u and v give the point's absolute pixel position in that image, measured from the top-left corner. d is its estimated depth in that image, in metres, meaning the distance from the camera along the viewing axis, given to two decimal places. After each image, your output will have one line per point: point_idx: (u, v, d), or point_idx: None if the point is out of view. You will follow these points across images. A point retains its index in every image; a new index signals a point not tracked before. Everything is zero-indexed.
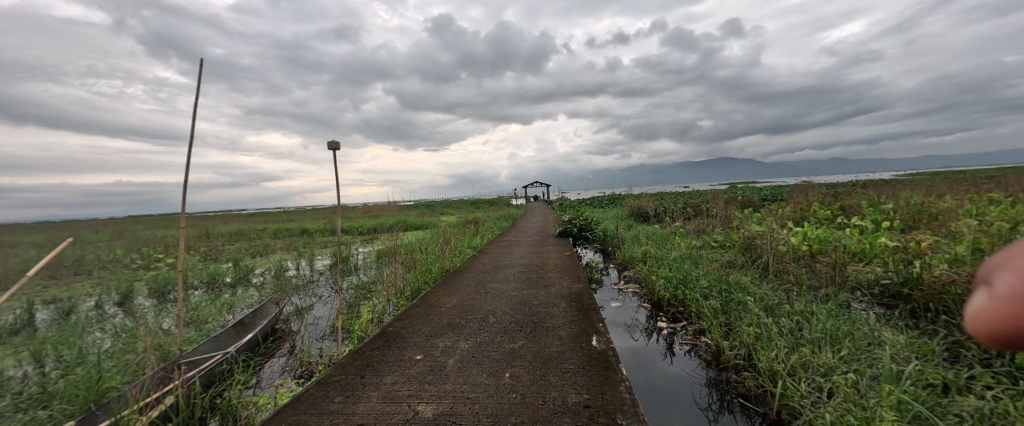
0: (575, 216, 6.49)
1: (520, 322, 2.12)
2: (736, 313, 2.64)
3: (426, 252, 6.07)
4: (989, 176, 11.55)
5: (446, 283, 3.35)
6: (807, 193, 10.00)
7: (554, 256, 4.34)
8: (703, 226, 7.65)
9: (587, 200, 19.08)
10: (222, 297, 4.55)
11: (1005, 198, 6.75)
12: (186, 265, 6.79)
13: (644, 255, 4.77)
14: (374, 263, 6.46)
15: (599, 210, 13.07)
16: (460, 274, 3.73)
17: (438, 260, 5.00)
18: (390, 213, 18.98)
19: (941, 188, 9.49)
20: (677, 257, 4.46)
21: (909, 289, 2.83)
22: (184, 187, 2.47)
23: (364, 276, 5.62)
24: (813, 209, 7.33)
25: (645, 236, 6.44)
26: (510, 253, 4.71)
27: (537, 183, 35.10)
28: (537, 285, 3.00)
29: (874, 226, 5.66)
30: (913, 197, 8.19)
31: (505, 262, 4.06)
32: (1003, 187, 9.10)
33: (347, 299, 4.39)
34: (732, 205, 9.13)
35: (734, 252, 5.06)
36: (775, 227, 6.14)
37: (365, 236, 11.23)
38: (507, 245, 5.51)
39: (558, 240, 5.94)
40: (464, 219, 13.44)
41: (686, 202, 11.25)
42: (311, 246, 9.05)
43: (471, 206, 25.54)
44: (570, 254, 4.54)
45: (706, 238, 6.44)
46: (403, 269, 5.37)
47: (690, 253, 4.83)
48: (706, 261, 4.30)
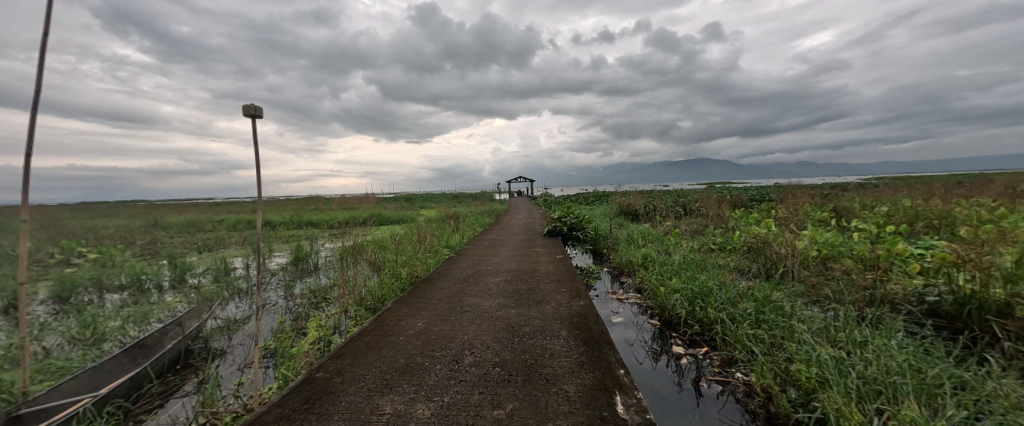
0: (565, 214, 5.92)
1: (508, 368, 1.50)
2: (777, 340, 2.11)
3: (398, 251, 5.35)
4: (961, 182, 11.80)
5: (413, 296, 2.67)
6: (795, 194, 9.84)
7: (544, 260, 3.74)
8: (697, 227, 7.27)
9: (572, 198, 18.71)
10: (138, 305, 3.70)
11: (995, 204, 6.67)
12: (111, 261, 5.77)
13: (644, 259, 4.24)
14: (337, 262, 5.68)
15: (586, 207, 12.64)
16: (432, 282, 3.06)
17: (409, 262, 4.30)
18: (365, 206, 17.95)
19: (924, 192, 9.51)
20: (682, 262, 3.96)
21: (968, 310, 2.41)
22: (25, 161, 1.69)
23: (322, 279, 4.85)
24: (807, 210, 7.08)
25: (639, 236, 5.96)
26: (494, 255, 4.06)
27: (521, 178, 34.62)
28: (528, 300, 2.39)
29: (878, 229, 5.38)
30: (902, 201, 8.08)
31: (487, 268, 3.41)
32: (981, 192, 9.20)
33: (295, 308, 3.65)
34: (723, 205, 8.80)
35: (740, 257, 4.61)
36: (777, 230, 5.75)
37: (334, 230, 10.31)
38: (490, 245, 4.86)
39: (547, 240, 5.34)
40: (444, 214, 12.68)
41: (675, 200, 10.94)
42: (270, 241, 8.12)
43: (452, 200, 24.76)
44: (562, 257, 3.96)
45: (704, 239, 6.02)
46: (369, 271, 4.65)
47: (696, 257, 4.33)
48: (717, 268, 3.80)
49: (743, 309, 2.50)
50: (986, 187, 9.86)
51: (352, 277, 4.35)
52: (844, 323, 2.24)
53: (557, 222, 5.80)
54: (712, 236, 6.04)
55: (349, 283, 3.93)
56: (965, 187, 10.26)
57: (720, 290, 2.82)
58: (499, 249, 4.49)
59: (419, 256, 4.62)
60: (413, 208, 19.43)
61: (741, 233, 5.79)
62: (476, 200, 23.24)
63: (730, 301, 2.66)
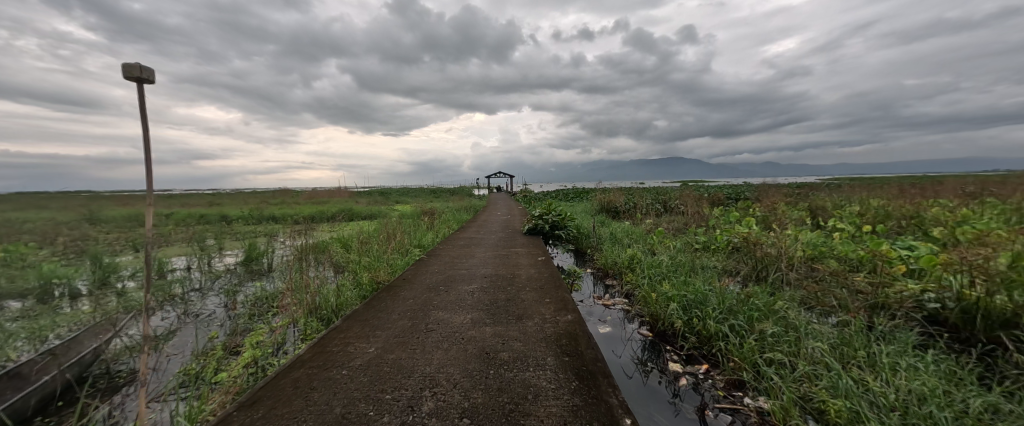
0: (546, 211, 5.59)
1: (479, 419, 1.14)
2: (789, 360, 1.86)
3: (364, 250, 4.87)
4: (918, 182, 12.38)
5: (371, 308, 2.25)
6: (770, 192, 9.98)
7: (525, 263, 3.38)
8: (678, 225, 7.16)
9: (551, 194, 18.51)
10: (36, 317, 3.07)
11: (955, 205, 6.93)
12: (21, 261, 4.94)
13: (631, 261, 3.99)
14: (295, 263, 5.10)
15: (566, 204, 12.42)
16: (396, 290, 2.63)
17: (375, 265, 3.83)
18: (336, 200, 17.04)
19: (889, 192, 9.83)
20: (671, 265, 3.72)
21: (973, 318, 2.26)
22: None
23: (274, 283, 4.28)
24: (784, 209, 7.11)
25: (622, 235, 5.73)
26: (471, 257, 3.67)
27: (500, 174, 34.20)
28: (507, 314, 2.03)
29: (855, 229, 5.40)
30: (871, 200, 8.27)
31: (461, 273, 3.02)
32: (940, 192, 9.59)
33: (235, 318, 3.12)
34: (703, 203, 8.76)
35: (726, 259, 4.43)
36: (760, 229, 5.66)
37: (298, 226, 9.56)
38: (467, 245, 4.45)
39: (528, 239, 4.99)
40: (418, 209, 12.11)
41: (655, 197, 10.88)
42: (222, 238, 7.35)
43: (429, 195, 24.05)
44: (545, 259, 3.63)
45: (687, 238, 5.88)
46: (328, 274, 4.16)
47: (684, 259, 4.11)
48: (709, 272, 3.58)
49: (746, 322, 2.25)
50: (943, 187, 10.32)
51: (308, 281, 3.83)
52: (856, 336, 2.03)
53: (538, 220, 5.46)
54: (696, 236, 5.88)
55: (303, 289, 3.43)
56: (925, 187, 10.70)
57: (718, 298, 2.56)
58: (476, 249, 4.10)
59: (386, 257, 4.15)
60: (387, 203, 18.64)
61: (725, 233, 5.66)
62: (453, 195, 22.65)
63: (730, 311, 2.41)
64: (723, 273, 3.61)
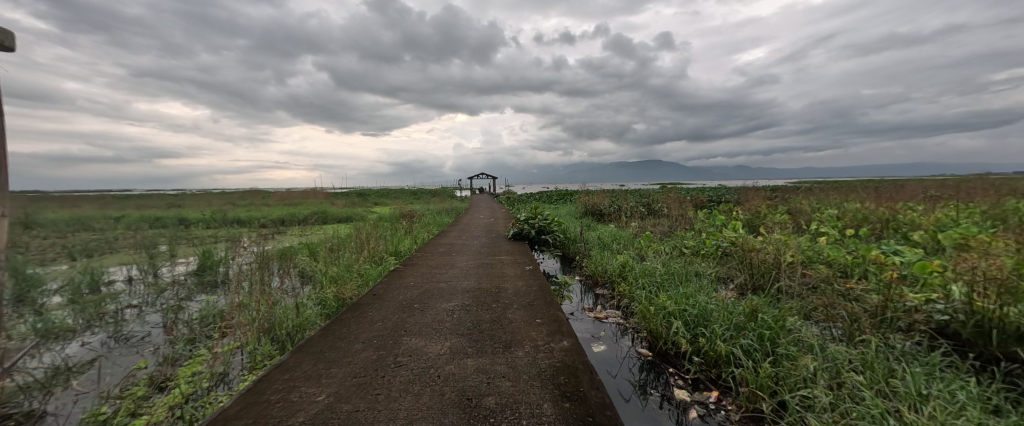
0: (532, 215, 5.31)
1: None
2: (815, 391, 1.63)
3: (334, 258, 4.44)
4: (885, 185, 12.92)
5: (329, 333, 1.89)
6: (750, 195, 10.08)
7: (512, 273, 3.08)
8: (664, 229, 7.05)
9: (534, 196, 18.32)
10: None
11: (925, 209, 7.14)
12: None
13: (623, 269, 3.76)
14: (256, 272, 4.61)
15: (550, 206, 12.23)
16: (363, 308, 2.28)
17: (343, 276, 3.43)
18: (309, 202, 16.24)
19: (860, 195, 10.13)
20: (665, 273, 3.50)
21: (989, 331, 2.12)
22: None
23: (229, 295, 3.80)
24: (767, 212, 7.12)
25: (610, 240, 5.52)
26: (452, 267, 3.34)
27: (482, 175, 33.86)
28: (492, 341, 1.73)
29: (838, 232, 5.39)
30: (847, 203, 8.45)
31: (441, 286, 2.70)
32: (907, 195, 9.96)
33: (173, 341, 2.67)
34: (687, 206, 8.73)
35: (718, 266, 4.28)
36: (747, 234, 5.59)
37: (265, 230, 8.92)
38: (448, 252, 4.12)
39: (513, 245, 4.69)
40: (397, 212, 11.60)
41: (639, 200, 10.84)
42: (177, 245, 6.69)
43: (409, 197, 23.44)
44: (532, 267, 3.35)
45: (675, 243, 5.74)
46: (291, 287, 3.72)
47: (678, 266, 3.92)
48: (705, 281, 3.39)
49: (756, 341, 2.04)
50: (908, 190, 10.76)
51: (266, 294, 3.39)
52: (878, 358, 1.83)
53: (524, 224, 5.17)
54: (683, 241, 5.75)
55: (258, 304, 3.01)
56: (892, 190, 11.12)
57: (723, 313, 2.35)
58: (457, 257, 3.76)
59: (357, 267, 3.76)
60: (364, 205, 17.95)
61: (713, 237, 5.56)
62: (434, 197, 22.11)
63: (737, 329, 2.20)
64: (719, 282, 3.43)
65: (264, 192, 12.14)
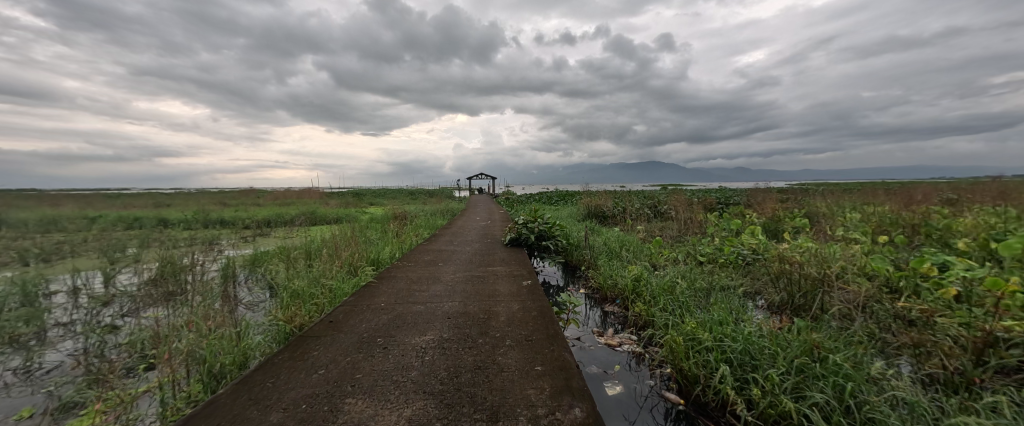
0: (532, 218, 4.79)
1: None
2: None
3: (307, 267, 3.93)
4: (893, 187, 12.51)
5: (247, 387, 1.36)
6: (762, 196, 9.55)
7: (506, 291, 2.54)
8: (673, 233, 6.54)
9: (534, 197, 17.81)
10: None
11: (953, 212, 6.63)
12: None
13: (636, 284, 3.23)
14: (219, 283, 4.06)
15: (550, 208, 11.71)
16: (310, 342, 1.74)
17: (307, 293, 2.89)
18: (302, 202, 15.70)
19: (873, 197, 9.68)
20: (687, 290, 2.98)
21: None
22: None
23: (177, 311, 3.24)
24: (784, 215, 6.61)
25: (617, 246, 5.01)
26: (436, 281, 2.81)
27: (481, 175, 33.38)
28: (471, 407, 1.21)
29: (869, 238, 4.87)
30: (864, 206, 7.97)
31: (417, 310, 2.17)
32: (924, 195, 9.48)
33: (82, 377, 2.13)
34: (695, 208, 8.21)
35: (742, 279, 3.76)
36: (769, 241, 5.06)
37: (248, 233, 8.38)
38: (435, 261, 3.58)
39: (509, 252, 4.15)
40: (389, 213, 11.07)
41: (643, 201, 10.32)
42: (147, 247, 6.18)
43: (406, 197, 22.93)
44: (531, 282, 2.82)
45: (688, 250, 5.23)
46: (251, 308, 3.22)
47: (698, 281, 3.40)
48: (734, 302, 2.87)
49: (834, 398, 1.51)
50: (922, 190, 10.30)
51: (215, 312, 2.84)
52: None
53: (522, 229, 4.64)
54: (697, 249, 5.23)
55: (196, 328, 2.46)
56: (904, 190, 10.67)
57: (778, 353, 1.83)
58: (445, 268, 3.23)
59: (327, 280, 3.22)
60: (359, 205, 17.42)
61: (730, 244, 5.05)
62: (431, 197, 21.61)
63: (799, 377, 1.67)
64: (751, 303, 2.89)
65: (255, 191, 11.61)
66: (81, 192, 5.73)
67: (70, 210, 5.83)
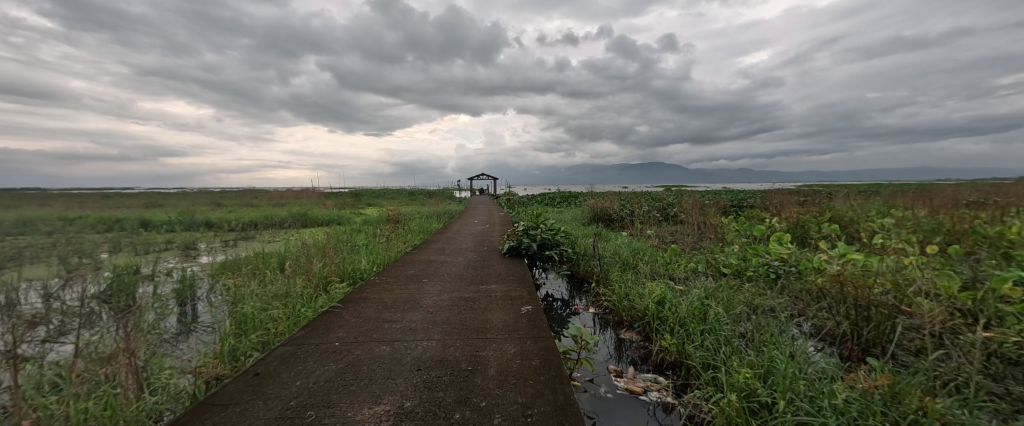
0: (533, 225, 4.22)
1: None
2: None
3: (273, 281, 3.38)
4: (918, 188, 11.80)
5: None
6: (778, 197, 8.97)
7: (500, 323, 1.99)
8: (687, 240, 5.99)
9: (535, 198, 17.26)
10: None
11: (993, 216, 6.06)
12: None
13: (661, 306, 2.67)
14: (173, 298, 3.52)
15: (553, 211, 11.14)
16: (209, 415, 1.20)
17: (255, 323, 2.35)
18: (299, 201, 15.30)
19: (900, 200, 9.01)
20: (726, 319, 2.41)
21: None
22: None
23: (108, 337, 2.71)
24: (811, 217, 6.00)
25: (629, 256, 4.45)
26: (414, 306, 2.26)
27: (482, 175, 32.79)
28: None
29: (915, 246, 4.29)
30: (894, 209, 7.34)
31: (379, 353, 1.62)
32: (950, 195, 8.87)
33: None
34: (709, 210, 7.65)
35: (778, 298, 3.21)
36: (801, 251, 4.49)
37: (231, 236, 7.86)
38: (419, 277, 3.03)
39: (506, 264, 3.59)
40: (384, 215, 10.56)
41: (651, 203, 9.75)
42: (120, 248, 5.69)
43: (405, 197, 22.44)
44: (531, 307, 2.27)
45: (708, 261, 4.67)
46: (195, 338, 2.66)
47: (731, 302, 2.85)
48: (783, 334, 2.32)
49: None
50: (948, 189, 9.68)
51: (144, 342, 2.32)
52: None
53: (522, 237, 4.09)
54: (718, 258, 4.66)
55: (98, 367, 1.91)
56: (932, 190, 9.97)
57: None
58: (429, 288, 2.68)
59: (287, 304, 2.69)
60: (356, 206, 16.89)
61: (757, 255, 4.49)
62: (432, 197, 21.14)
63: None
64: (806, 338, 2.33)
65: (249, 191, 11.20)
66: (77, 191, 5.08)
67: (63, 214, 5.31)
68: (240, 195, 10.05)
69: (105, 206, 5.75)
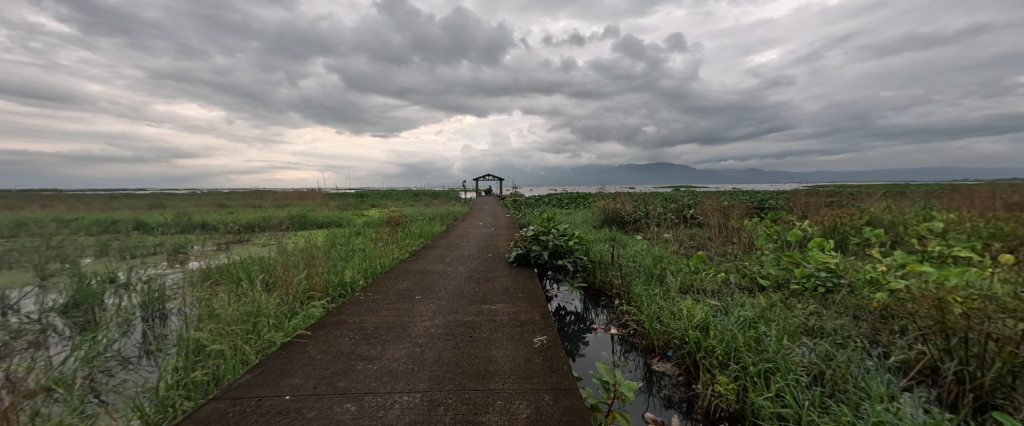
0: (543, 230, 3.75)
1: None
2: None
3: (247, 294, 2.96)
4: (951, 187, 11.11)
5: None
6: (802, 198, 8.39)
7: (506, 366, 1.52)
8: (710, 247, 5.48)
9: (542, 199, 16.79)
10: None
11: None
12: None
13: (706, 333, 2.16)
14: (140, 311, 3.16)
15: (562, 213, 10.67)
16: None
17: (206, 358, 1.94)
18: (303, 203, 15.08)
19: (936, 200, 8.40)
20: (794, 354, 1.91)
21: None
22: None
23: (47, 363, 2.33)
24: (849, 220, 5.43)
25: (651, 265, 3.94)
26: (398, 336, 1.80)
27: (488, 176, 32.44)
28: None
29: (984, 254, 3.71)
30: (935, 210, 6.75)
31: (340, 416, 1.17)
32: (988, 194, 8.24)
33: None
34: (730, 212, 7.12)
35: (837, 317, 2.71)
36: (848, 259, 3.96)
37: (225, 239, 7.52)
38: (411, 293, 2.58)
39: (514, 275, 3.13)
40: (386, 217, 10.19)
41: (666, 204, 9.22)
42: (110, 250, 5.38)
43: (410, 198, 22.10)
44: (546, 338, 1.80)
45: (740, 270, 4.15)
46: (143, 376, 2.27)
47: (786, 324, 2.35)
48: (868, 376, 1.82)
49: None
50: (984, 188, 9.02)
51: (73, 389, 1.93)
52: None
53: (531, 244, 3.63)
54: (751, 266, 4.16)
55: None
56: (970, 188, 9.32)
57: None
58: (419, 310, 2.22)
59: (252, 327, 2.27)
60: (359, 207, 16.57)
61: (795, 264, 3.99)
62: (437, 199, 20.79)
63: None
64: (899, 382, 1.83)
65: (253, 191, 10.96)
66: (84, 193, 4.82)
67: (66, 215, 5.05)
68: (243, 196, 9.80)
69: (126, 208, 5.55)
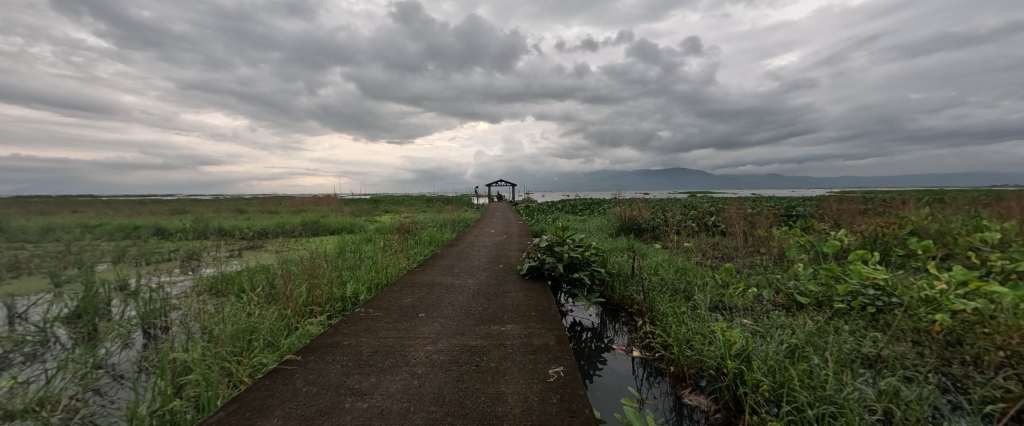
0: (558, 240, 3.49)
1: None
2: None
3: (246, 307, 2.81)
4: (998, 193, 10.31)
5: None
6: (833, 205, 7.90)
7: (517, 409, 1.30)
8: (735, 259, 5.12)
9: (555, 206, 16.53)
10: None
11: None
12: None
13: (748, 362, 1.88)
14: (140, 323, 3.05)
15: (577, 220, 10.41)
16: None
17: (191, 382, 1.78)
18: (319, 208, 15.19)
19: (983, 207, 7.76)
20: (858, 395, 1.61)
21: None
22: None
23: (36, 380, 2.21)
24: (892, 229, 4.96)
25: (673, 280, 3.62)
26: (395, 367, 1.60)
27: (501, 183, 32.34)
28: None
29: None
30: (986, 218, 6.19)
31: None
32: None
33: None
34: (755, 219, 6.71)
35: (894, 343, 2.38)
36: (896, 273, 3.57)
37: (238, 245, 7.52)
38: (415, 311, 2.37)
39: (526, 290, 2.88)
40: (398, 223, 10.14)
41: (686, 210, 8.85)
42: (124, 255, 5.39)
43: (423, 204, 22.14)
44: (562, 370, 1.57)
45: (772, 284, 3.79)
46: (126, 400, 2.11)
47: (840, 352, 2.05)
48: (951, 421, 1.52)
49: None
50: None
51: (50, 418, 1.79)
52: None
53: (545, 256, 3.40)
54: (784, 280, 3.81)
55: None
56: (1018, 194, 8.64)
57: None
58: (419, 332, 2.00)
59: (245, 345, 2.12)
60: (375, 213, 16.71)
61: (835, 278, 3.63)
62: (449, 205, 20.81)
63: None
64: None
65: (273, 197, 11.13)
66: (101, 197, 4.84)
67: (85, 219, 5.09)
68: (261, 202, 9.93)
69: (146, 215, 5.59)
